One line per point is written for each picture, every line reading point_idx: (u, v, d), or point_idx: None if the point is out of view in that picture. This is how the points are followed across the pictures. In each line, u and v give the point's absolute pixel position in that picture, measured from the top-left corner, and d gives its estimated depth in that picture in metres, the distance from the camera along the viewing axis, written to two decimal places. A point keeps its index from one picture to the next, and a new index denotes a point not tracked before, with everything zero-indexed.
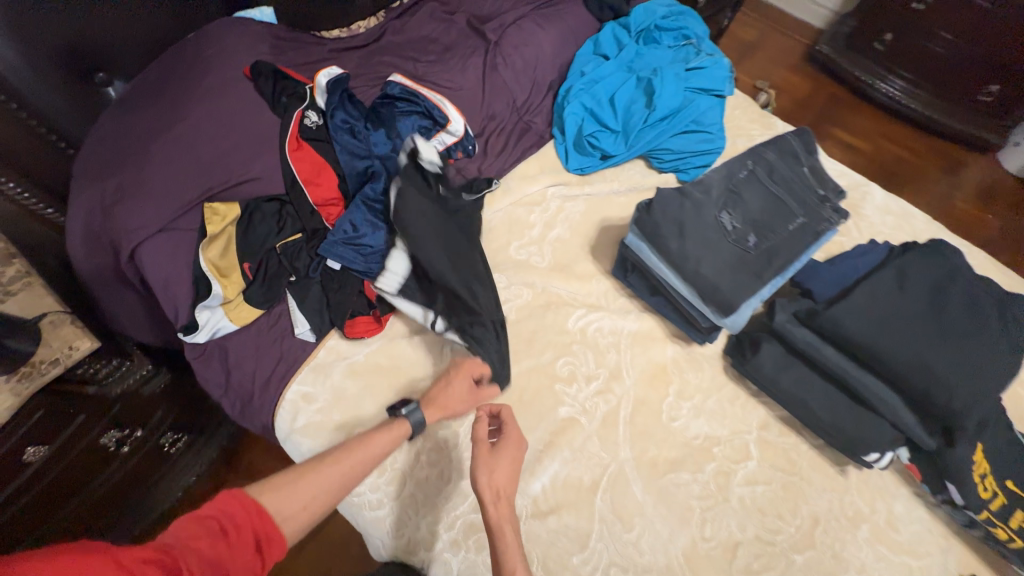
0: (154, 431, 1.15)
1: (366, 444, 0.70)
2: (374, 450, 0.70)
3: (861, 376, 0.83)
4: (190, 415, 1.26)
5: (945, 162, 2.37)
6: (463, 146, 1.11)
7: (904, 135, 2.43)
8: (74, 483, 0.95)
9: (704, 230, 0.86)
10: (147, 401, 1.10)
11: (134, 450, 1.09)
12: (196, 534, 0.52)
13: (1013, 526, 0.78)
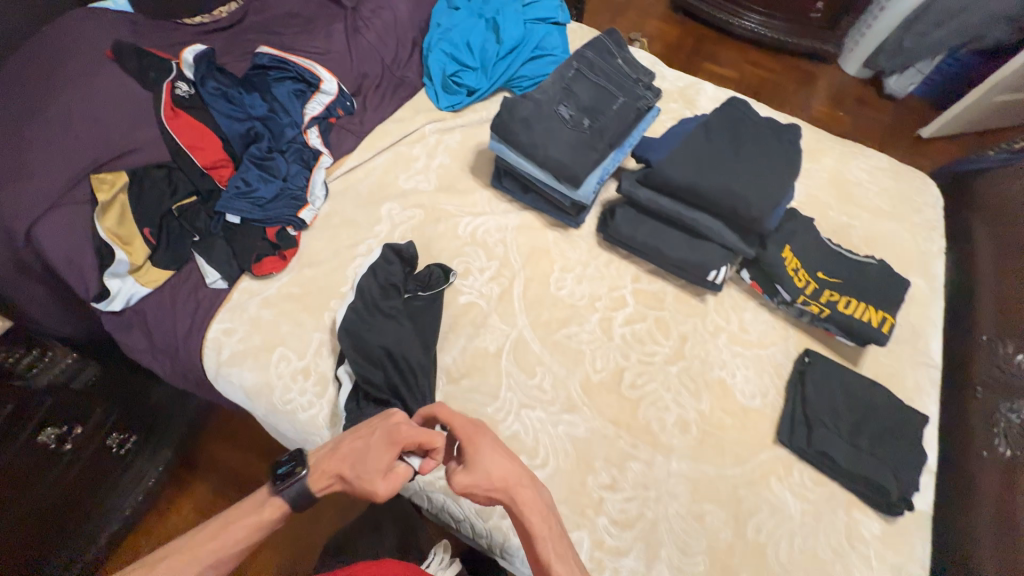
0: (96, 431, 1.16)
1: (231, 526, 0.62)
2: (246, 524, 0.63)
3: (690, 213, 1.02)
4: (137, 414, 1.26)
5: (802, 75, 2.55)
6: (341, 102, 1.22)
7: (766, 59, 2.61)
8: (13, 481, 0.97)
9: (547, 123, 1.02)
10: (82, 399, 1.11)
11: (77, 447, 1.11)
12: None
13: (822, 301, 0.98)
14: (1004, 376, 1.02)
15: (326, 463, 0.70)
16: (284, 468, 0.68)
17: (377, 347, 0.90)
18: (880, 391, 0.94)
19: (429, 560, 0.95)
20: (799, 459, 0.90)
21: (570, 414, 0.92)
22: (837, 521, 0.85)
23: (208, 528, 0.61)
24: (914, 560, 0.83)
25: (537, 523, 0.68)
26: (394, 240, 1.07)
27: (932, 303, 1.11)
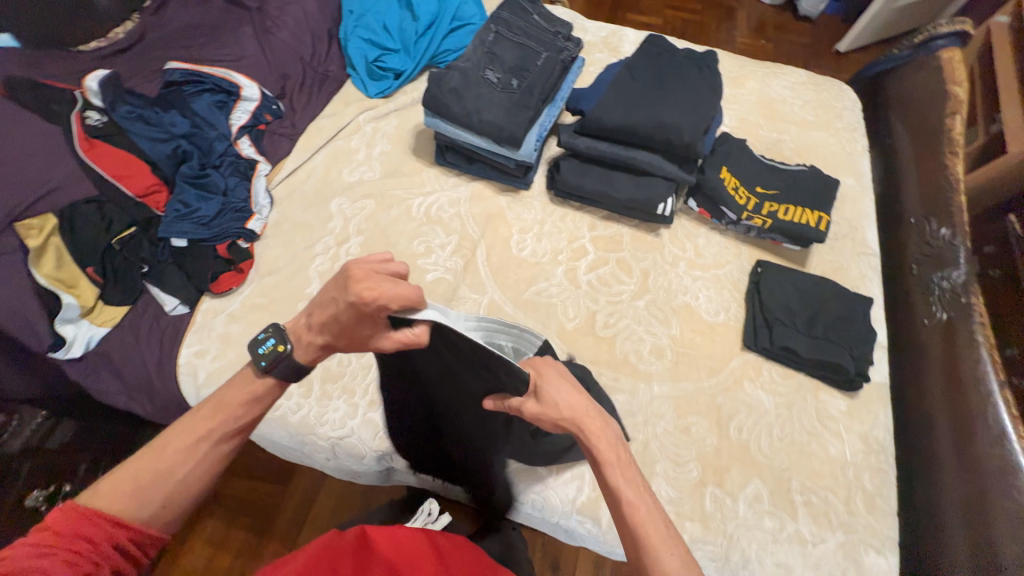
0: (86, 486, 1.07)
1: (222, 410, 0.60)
2: (238, 399, 0.62)
3: (629, 153, 1.06)
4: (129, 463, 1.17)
5: (722, 11, 2.58)
6: (267, 107, 1.19)
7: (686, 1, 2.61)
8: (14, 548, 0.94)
9: (477, 89, 1.04)
10: (62, 458, 1.03)
11: None
12: (67, 554, 0.50)
13: (764, 213, 1.05)
14: (931, 251, 1.11)
15: (308, 336, 0.65)
16: (266, 350, 0.63)
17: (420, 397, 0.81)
18: (827, 285, 1.02)
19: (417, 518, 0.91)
20: (766, 359, 0.98)
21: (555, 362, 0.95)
22: (807, 406, 0.93)
23: (195, 416, 0.59)
24: (876, 424, 0.93)
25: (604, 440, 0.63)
26: (350, 234, 1.07)
27: (863, 198, 1.20)
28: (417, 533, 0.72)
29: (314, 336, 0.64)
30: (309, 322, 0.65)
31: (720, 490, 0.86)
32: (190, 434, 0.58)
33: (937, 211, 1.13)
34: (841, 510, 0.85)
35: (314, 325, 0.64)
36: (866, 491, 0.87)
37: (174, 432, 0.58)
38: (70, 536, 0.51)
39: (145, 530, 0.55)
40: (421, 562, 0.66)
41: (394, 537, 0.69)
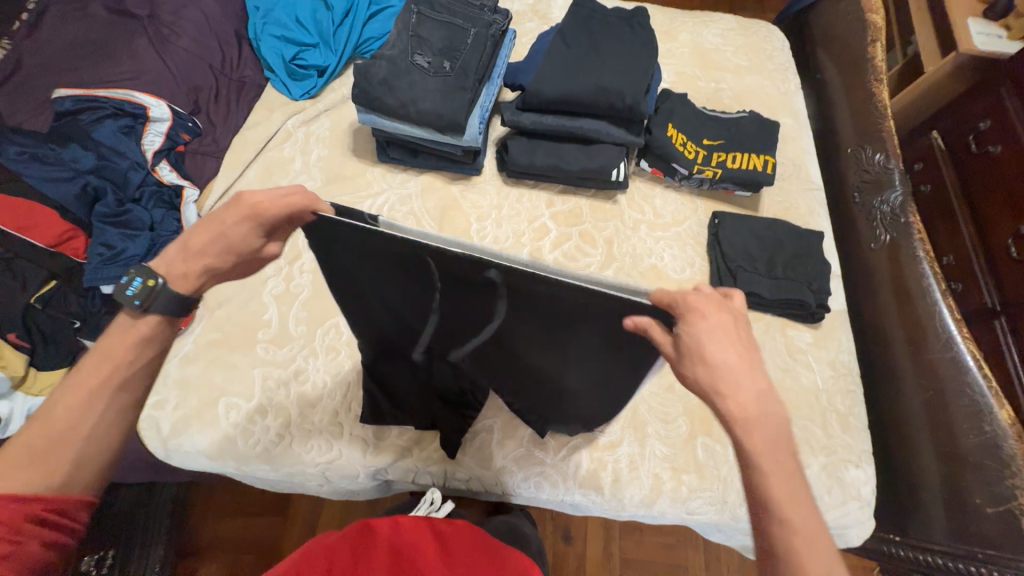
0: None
1: (109, 352, 0.61)
2: (125, 345, 0.61)
3: (575, 123, 1.04)
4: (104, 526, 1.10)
5: None
6: (181, 125, 1.08)
7: None
8: None
9: (408, 76, 0.98)
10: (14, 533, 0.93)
11: None
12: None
13: (713, 164, 1.07)
14: (870, 177, 1.17)
15: (181, 264, 0.61)
16: (136, 287, 0.59)
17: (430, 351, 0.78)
18: (781, 227, 1.06)
19: (418, 506, 0.85)
20: (735, 306, 1.01)
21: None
22: (777, 344, 0.97)
23: (82, 369, 0.59)
24: (841, 349, 0.99)
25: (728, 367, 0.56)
26: (301, 249, 1.00)
27: (803, 136, 1.24)
28: (420, 523, 0.71)
29: (194, 259, 0.61)
30: (182, 250, 0.61)
31: (709, 439, 0.89)
32: (82, 388, 0.59)
33: (871, 139, 1.19)
34: (820, 435, 0.91)
35: (191, 250, 0.61)
36: (839, 413, 0.93)
37: (61, 389, 0.59)
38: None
39: (60, 497, 0.57)
40: (420, 544, 0.66)
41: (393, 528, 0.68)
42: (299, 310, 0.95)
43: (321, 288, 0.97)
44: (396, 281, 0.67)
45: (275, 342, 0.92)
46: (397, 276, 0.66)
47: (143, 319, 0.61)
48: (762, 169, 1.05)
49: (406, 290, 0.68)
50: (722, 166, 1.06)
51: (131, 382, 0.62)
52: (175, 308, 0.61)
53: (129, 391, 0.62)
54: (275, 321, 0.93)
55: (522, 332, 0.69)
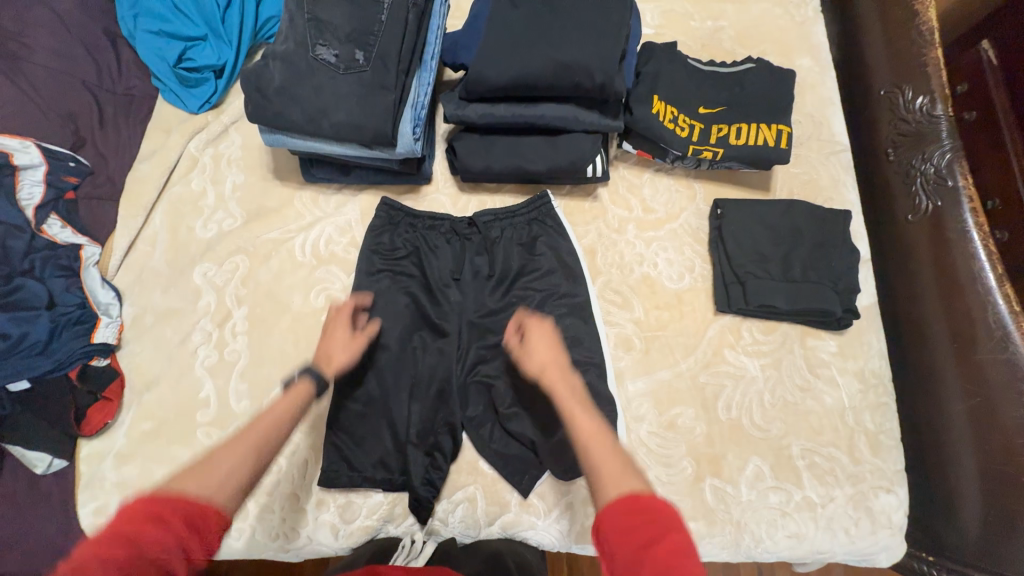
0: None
1: (258, 420, 0.63)
2: (274, 427, 0.63)
3: (534, 110, 0.82)
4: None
5: None
6: (62, 167, 0.88)
7: None
8: None
9: (314, 79, 0.76)
10: None
11: None
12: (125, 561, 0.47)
13: (712, 141, 0.86)
14: (909, 129, 0.95)
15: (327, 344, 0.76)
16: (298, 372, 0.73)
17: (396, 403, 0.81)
18: (799, 210, 0.87)
19: (395, 554, 0.75)
20: (745, 317, 0.85)
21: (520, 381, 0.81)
22: (795, 358, 0.83)
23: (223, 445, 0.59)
24: (871, 355, 0.84)
25: (567, 399, 0.66)
26: (230, 308, 0.86)
27: (825, 81, 0.99)
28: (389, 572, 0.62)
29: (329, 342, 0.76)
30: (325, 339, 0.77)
31: (718, 480, 0.79)
32: (233, 449, 0.59)
33: (912, 77, 0.95)
34: (847, 463, 0.79)
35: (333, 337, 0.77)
36: (868, 432, 0.81)
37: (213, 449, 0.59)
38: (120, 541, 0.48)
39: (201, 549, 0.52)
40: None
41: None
42: (238, 382, 0.82)
43: (259, 352, 0.84)
44: (371, 267, 0.87)
45: (217, 424, 0.80)
46: (372, 254, 0.87)
47: (296, 390, 0.69)
48: (774, 142, 0.84)
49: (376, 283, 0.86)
50: (723, 143, 0.85)
51: (264, 449, 0.61)
52: (316, 379, 0.71)
53: (256, 463, 0.59)
54: (213, 400, 0.81)
55: (486, 289, 0.87)
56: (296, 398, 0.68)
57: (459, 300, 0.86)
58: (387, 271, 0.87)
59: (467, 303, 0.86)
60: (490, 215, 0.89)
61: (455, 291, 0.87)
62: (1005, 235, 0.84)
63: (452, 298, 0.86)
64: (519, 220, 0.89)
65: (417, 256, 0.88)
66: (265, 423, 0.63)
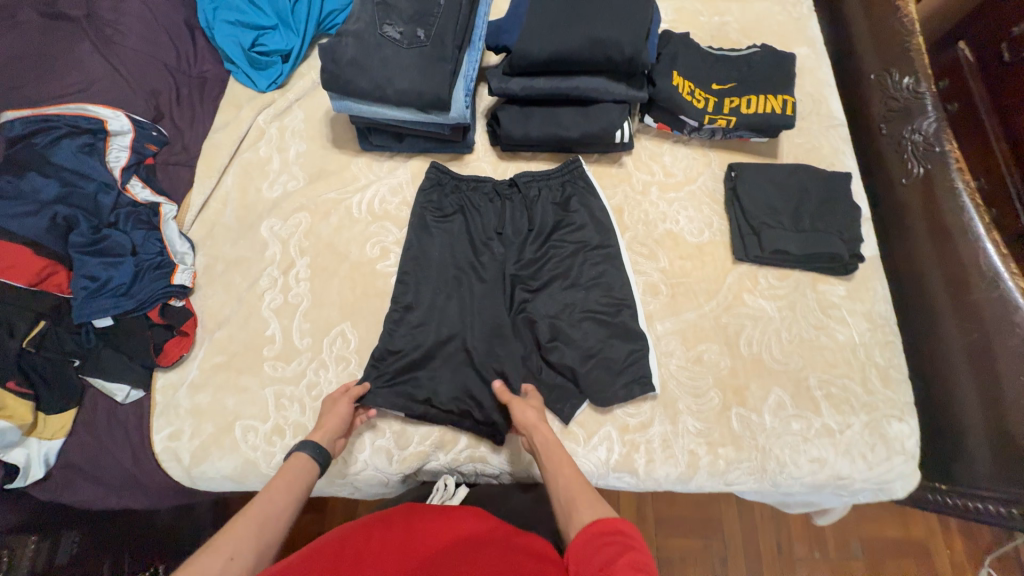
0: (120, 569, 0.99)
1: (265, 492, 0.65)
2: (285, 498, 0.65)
3: (569, 82, 0.94)
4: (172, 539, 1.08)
5: None
6: (145, 135, 0.99)
7: None
8: None
9: (381, 52, 0.88)
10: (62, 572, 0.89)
11: None
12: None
13: (726, 111, 0.97)
14: (898, 105, 1.07)
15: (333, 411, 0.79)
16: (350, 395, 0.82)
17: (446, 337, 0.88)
18: (805, 172, 0.98)
19: (433, 495, 0.83)
20: (760, 266, 0.94)
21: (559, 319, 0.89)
22: (808, 301, 0.91)
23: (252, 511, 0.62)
24: (876, 299, 0.92)
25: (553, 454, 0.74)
26: (293, 257, 0.95)
27: (821, 66, 1.12)
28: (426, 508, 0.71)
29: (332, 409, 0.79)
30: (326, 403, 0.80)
31: (744, 409, 0.85)
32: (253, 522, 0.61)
33: (897, 61, 1.08)
34: (861, 393, 0.86)
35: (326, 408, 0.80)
36: (878, 366, 0.88)
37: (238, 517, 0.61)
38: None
39: None
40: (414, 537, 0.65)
41: (408, 517, 0.68)
42: (301, 322, 0.90)
43: (320, 296, 0.92)
44: (422, 224, 0.96)
45: (281, 358, 0.88)
46: (422, 213, 0.96)
47: (291, 465, 0.70)
48: (780, 110, 0.95)
49: (426, 239, 0.95)
50: (735, 112, 0.97)
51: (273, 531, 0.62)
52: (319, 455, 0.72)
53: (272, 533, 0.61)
54: (278, 337, 0.89)
55: (528, 244, 0.95)
56: (291, 471, 0.69)
57: (504, 252, 0.95)
58: (437, 227, 0.96)
59: (510, 252, 0.94)
60: (527, 175, 0.99)
61: (498, 243, 0.95)
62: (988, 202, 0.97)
63: (496, 249, 0.95)
64: (554, 182, 0.99)
65: (463, 215, 0.97)
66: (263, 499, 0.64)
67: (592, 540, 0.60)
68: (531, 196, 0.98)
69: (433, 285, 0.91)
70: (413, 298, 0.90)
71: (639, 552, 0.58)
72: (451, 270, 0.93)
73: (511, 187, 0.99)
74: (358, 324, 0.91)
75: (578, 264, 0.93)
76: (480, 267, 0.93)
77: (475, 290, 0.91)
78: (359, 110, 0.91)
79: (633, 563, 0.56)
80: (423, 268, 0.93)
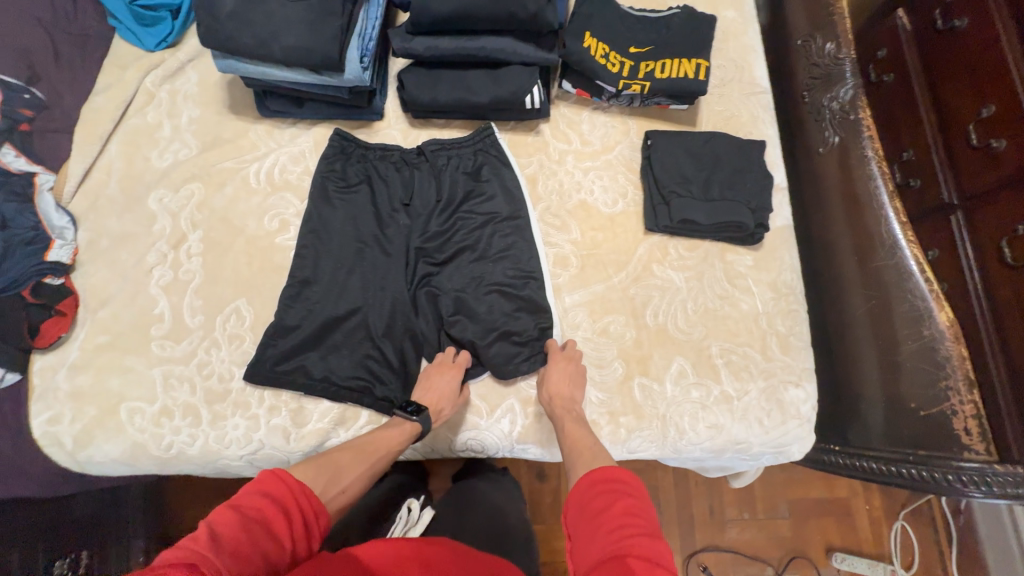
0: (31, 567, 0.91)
1: (380, 439, 0.77)
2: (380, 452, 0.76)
3: (474, 43, 0.89)
4: (77, 530, 1.01)
5: None
6: (16, 98, 0.89)
7: None
8: None
9: (264, 4, 0.81)
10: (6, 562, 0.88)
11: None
12: (231, 544, 0.53)
13: (641, 76, 0.94)
14: (820, 72, 1.05)
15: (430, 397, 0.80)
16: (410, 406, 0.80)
17: (345, 313, 0.85)
18: (719, 140, 0.96)
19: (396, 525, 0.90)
20: (671, 236, 0.93)
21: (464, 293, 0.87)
22: (716, 271, 0.91)
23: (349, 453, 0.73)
24: (783, 268, 0.93)
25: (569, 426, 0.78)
26: (185, 231, 0.89)
27: (747, 31, 1.09)
28: (442, 548, 0.66)
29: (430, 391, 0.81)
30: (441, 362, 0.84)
31: (646, 379, 0.86)
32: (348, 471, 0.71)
33: (821, 26, 1.06)
34: (759, 360, 0.88)
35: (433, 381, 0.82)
36: (780, 334, 0.89)
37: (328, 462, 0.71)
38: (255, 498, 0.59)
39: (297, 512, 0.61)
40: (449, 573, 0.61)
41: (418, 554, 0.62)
42: (193, 299, 0.86)
43: (213, 272, 0.87)
44: (323, 194, 0.90)
45: (171, 337, 0.84)
46: (324, 183, 0.91)
47: (407, 424, 0.79)
48: (694, 75, 0.92)
49: (328, 210, 0.90)
50: (650, 76, 0.94)
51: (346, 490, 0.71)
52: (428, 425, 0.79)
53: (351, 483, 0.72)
54: (168, 315, 0.85)
55: (435, 216, 0.91)
56: (399, 435, 0.78)
57: (411, 224, 0.90)
58: (340, 198, 0.91)
59: (416, 224, 0.90)
60: (435, 142, 0.93)
61: (405, 215, 0.91)
62: (918, 182, 0.95)
63: (402, 221, 0.90)
64: (465, 151, 0.94)
65: (369, 186, 0.92)
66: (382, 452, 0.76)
67: (592, 486, 0.64)
68: (442, 165, 0.93)
69: (335, 259, 0.87)
70: (312, 273, 0.86)
71: (631, 499, 0.61)
72: (354, 243, 0.89)
73: (420, 155, 0.93)
74: (255, 301, 0.87)
75: (485, 237, 0.90)
76: (385, 239, 0.89)
77: (379, 264, 0.88)
78: (246, 71, 0.84)
79: (626, 508, 0.60)
80: (324, 242, 0.88)
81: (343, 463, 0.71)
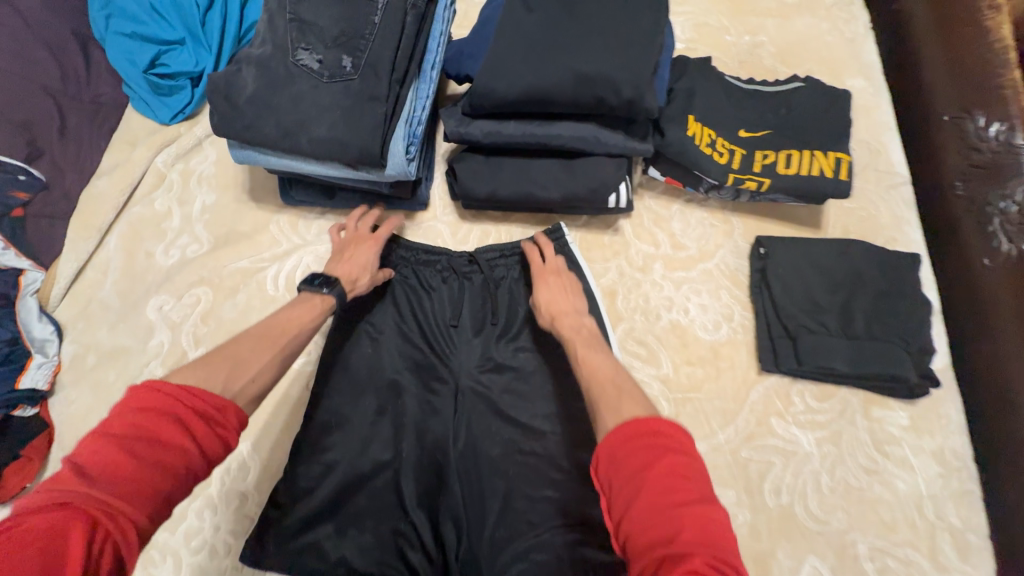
0: None
1: (283, 319, 0.60)
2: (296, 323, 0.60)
3: (547, 129, 0.70)
4: None
5: None
6: (9, 181, 0.75)
7: None
8: None
9: (292, 87, 0.65)
10: None
11: None
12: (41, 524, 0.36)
13: (756, 170, 0.73)
14: (982, 160, 0.75)
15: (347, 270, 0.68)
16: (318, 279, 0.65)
17: (371, 469, 0.66)
18: (858, 252, 0.74)
19: None
20: (795, 379, 0.71)
21: (525, 453, 0.67)
22: (858, 432, 0.68)
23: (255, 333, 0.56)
24: (949, 431, 0.69)
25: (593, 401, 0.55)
26: (184, 348, 0.73)
27: (880, 103, 0.88)
28: None
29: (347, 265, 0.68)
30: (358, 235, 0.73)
31: None
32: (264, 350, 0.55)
33: (978, 98, 0.76)
34: (928, 569, 0.63)
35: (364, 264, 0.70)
36: (953, 530, 0.65)
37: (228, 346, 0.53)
38: (113, 446, 0.40)
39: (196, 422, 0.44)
40: None
41: None
42: None
43: None
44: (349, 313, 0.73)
45: None
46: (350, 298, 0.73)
47: (317, 298, 0.63)
48: (829, 172, 0.72)
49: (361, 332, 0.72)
50: (771, 172, 0.73)
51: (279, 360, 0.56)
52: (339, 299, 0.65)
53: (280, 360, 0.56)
54: None
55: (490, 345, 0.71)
56: (312, 313, 0.62)
57: (462, 355, 0.71)
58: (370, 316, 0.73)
59: (466, 354, 0.71)
60: (493, 250, 0.74)
61: (451, 341, 0.71)
62: None
63: (450, 350, 0.71)
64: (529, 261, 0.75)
65: (407, 300, 0.73)
66: (294, 332, 0.59)
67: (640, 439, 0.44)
68: (500, 280, 0.74)
69: (363, 397, 0.69)
70: (335, 415, 0.68)
71: (690, 467, 0.43)
72: (388, 375, 0.70)
73: (472, 263, 0.74)
74: (259, 445, 0.71)
75: (553, 374, 0.71)
76: (429, 373, 0.71)
77: (417, 405, 0.69)
78: (268, 161, 0.68)
79: (678, 474, 0.41)
80: (351, 374, 0.70)
81: (241, 354, 0.53)
